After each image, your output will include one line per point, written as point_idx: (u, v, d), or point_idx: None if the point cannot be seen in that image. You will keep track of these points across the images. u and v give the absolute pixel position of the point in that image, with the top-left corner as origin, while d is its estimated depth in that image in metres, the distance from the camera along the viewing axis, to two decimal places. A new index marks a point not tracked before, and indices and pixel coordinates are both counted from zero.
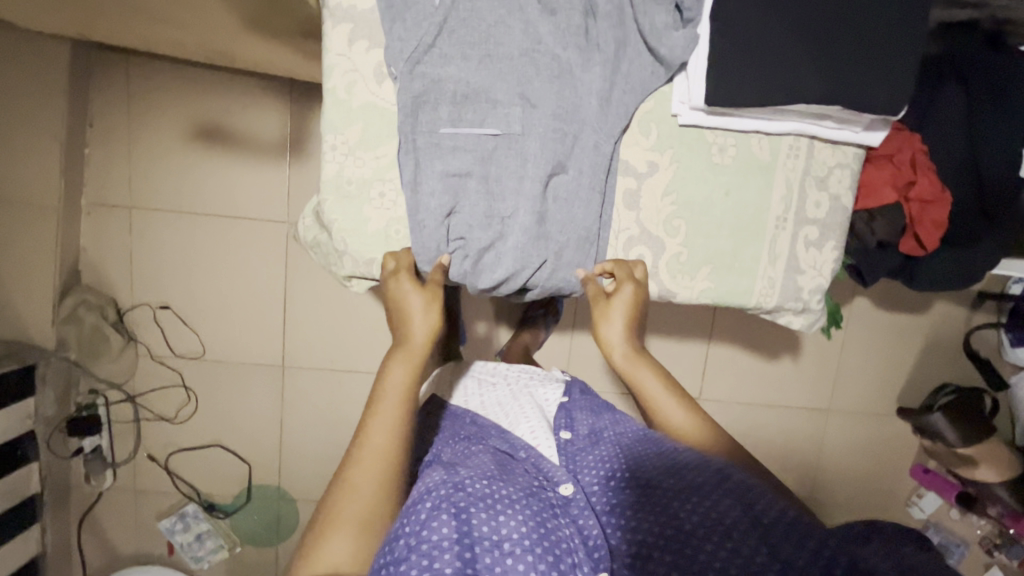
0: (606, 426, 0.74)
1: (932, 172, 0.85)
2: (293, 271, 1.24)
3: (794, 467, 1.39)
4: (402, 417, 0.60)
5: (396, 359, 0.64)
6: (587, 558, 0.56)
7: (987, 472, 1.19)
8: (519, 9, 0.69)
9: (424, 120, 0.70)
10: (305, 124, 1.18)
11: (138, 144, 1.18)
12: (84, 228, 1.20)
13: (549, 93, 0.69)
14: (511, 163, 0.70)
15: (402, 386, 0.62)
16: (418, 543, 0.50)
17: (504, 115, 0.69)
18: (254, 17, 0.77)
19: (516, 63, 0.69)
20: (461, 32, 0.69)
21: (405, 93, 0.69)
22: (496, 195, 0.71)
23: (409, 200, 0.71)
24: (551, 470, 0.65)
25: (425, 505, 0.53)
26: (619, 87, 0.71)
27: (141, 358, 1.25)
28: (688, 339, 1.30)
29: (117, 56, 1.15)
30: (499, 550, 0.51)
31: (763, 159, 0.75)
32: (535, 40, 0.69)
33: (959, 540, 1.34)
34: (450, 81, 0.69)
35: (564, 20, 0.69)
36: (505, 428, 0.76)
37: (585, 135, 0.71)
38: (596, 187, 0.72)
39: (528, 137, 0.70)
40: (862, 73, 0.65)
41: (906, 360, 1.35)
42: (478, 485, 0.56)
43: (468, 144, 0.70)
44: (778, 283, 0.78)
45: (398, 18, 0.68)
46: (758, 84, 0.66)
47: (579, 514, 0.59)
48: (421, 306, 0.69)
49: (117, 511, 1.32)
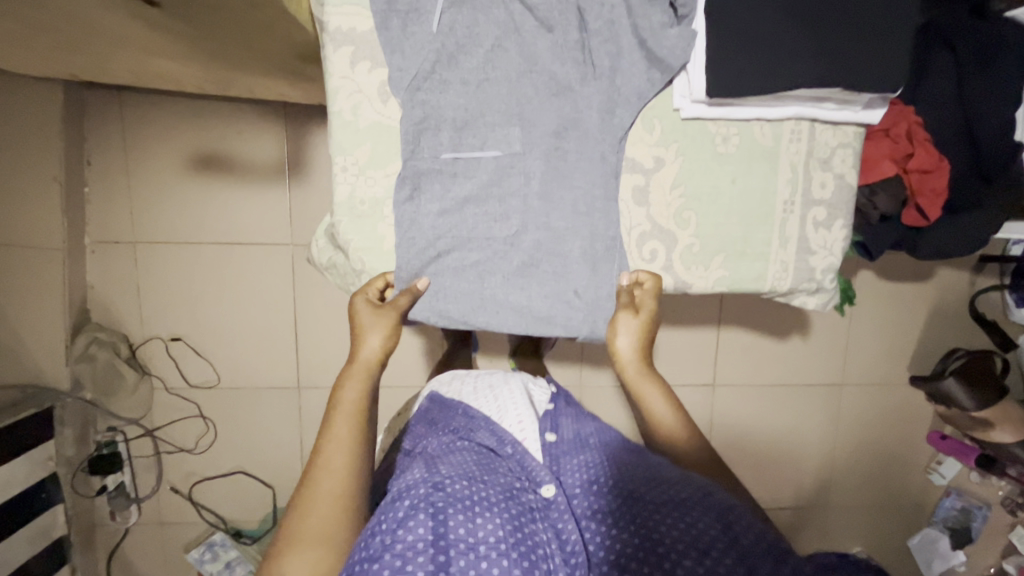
0: (590, 433, 0.76)
1: (929, 142, 0.86)
2: (302, 293, 1.24)
3: (813, 444, 1.39)
4: (355, 432, 0.64)
5: (350, 376, 0.68)
6: (564, 563, 0.55)
7: (1002, 433, 1.20)
8: (516, 30, 0.70)
9: (427, 145, 0.71)
10: (302, 145, 1.19)
11: (138, 179, 1.18)
12: (90, 267, 1.21)
13: (547, 111, 0.71)
14: (513, 182, 0.72)
15: (357, 399, 0.66)
16: (393, 543, 0.51)
17: (504, 136, 0.71)
18: (251, 47, 0.78)
19: (514, 85, 0.71)
20: (460, 58, 0.70)
21: (407, 121, 0.70)
22: (498, 217, 0.73)
23: (409, 219, 0.73)
24: (534, 470, 0.65)
25: (403, 505, 0.54)
26: (620, 97, 0.72)
27: (157, 391, 1.25)
28: (698, 327, 1.31)
29: (110, 94, 1.15)
30: (474, 553, 0.51)
31: (766, 145, 0.76)
32: (532, 59, 0.71)
33: (980, 502, 1.35)
34: (450, 107, 0.71)
35: (562, 37, 0.71)
36: (494, 419, 0.78)
37: (589, 146, 0.72)
38: (602, 200, 0.73)
39: (530, 155, 0.72)
40: (859, 55, 0.66)
41: (915, 329, 1.36)
42: (458, 487, 0.57)
43: (468, 167, 0.72)
44: (791, 265, 0.78)
45: (398, 47, 0.69)
46: (758, 72, 0.67)
47: (558, 518, 0.58)
48: (371, 325, 0.70)
49: (144, 546, 1.31)
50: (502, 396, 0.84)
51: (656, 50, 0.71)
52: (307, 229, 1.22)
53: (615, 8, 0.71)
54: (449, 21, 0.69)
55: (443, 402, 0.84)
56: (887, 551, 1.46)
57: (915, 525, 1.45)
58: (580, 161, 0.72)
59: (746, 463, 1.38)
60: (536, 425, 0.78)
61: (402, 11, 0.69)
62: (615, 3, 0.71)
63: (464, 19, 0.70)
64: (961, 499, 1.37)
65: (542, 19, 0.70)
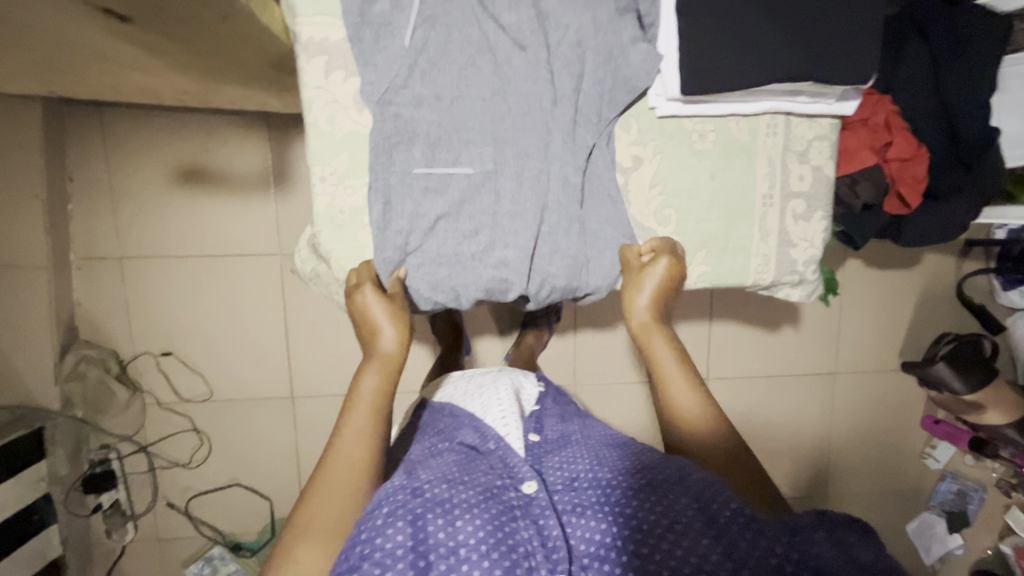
0: (575, 431, 0.75)
1: (907, 131, 0.87)
2: (292, 302, 1.24)
3: (807, 434, 1.40)
4: (375, 422, 0.62)
5: (369, 366, 0.65)
6: (546, 561, 0.54)
7: (994, 416, 1.21)
8: (490, 50, 0.70)
9: (398, 159, 0.71)
10: (285, 154, 1.18)
11: (122, 195, 1.17)
12: (76, 284, 1.20)
13: (517, 131, 0.71)
14: (484, 201, 0.72)
15: (374, 393, 0.63)
16: (372, 552, 0.51)
17: (477, 154, 0.71)
18: (228, 58, 0.78)
19: (487, 103, 0.70)
20: (433, 75, 0.70)
21: (379, 134, 0.70)
22: (468, 234, 0.72)
23: (376, 236, 0.71)
24: (516, 467, 0.64)
25: (381, 512, 0.54)
26: (584, 117, 0.72)
27: (149, 407, 1.25)
28: (689, 321, 1.32)
29: (90, 109, 1.14)
30: (454, 557, 0.51)
31: (743, 140, 0.76)
32: (505, 81, 0.70)
33: (975, 485, 1.37)
34: (423, 122, 0.70)
35: (534, 57, 0.70)
36: (478, 415, 0.77)
37: (556, 168, 0.72)
38: (573, 218, 0.73)
39: (502, 175, 0.71)
40: (829, 49, 0.67)
41: (904, 316, 1.37)
42: (437, 491, 0.57)
43: (439, 183, 0.71)
44: (772, 259, 0.79)
45: (372, 59, 0.69)
46: (732, 68, 0.67)
47: (540, 515, 0.57)
48: (383, 320, 0.67)
49: (141, 562, 1.30)
50: (487, 392, 0.82)
51: (623, 70, 0.71)
52: (293, 238, 1.22)
53: (584, 27, 0.70)
54: (423, 36, 0.69)
55: (434, 407, 0.84)
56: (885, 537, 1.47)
57: (913, 510, 1.46)
58: (557, 180, 0.72)
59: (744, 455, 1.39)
60: (520, 423, 0.75)
61: (375, 23, 0.69)
62: (583, 21, 0.70)
63: (438, 36, 0.69)
64: (957, 482, 1.39)
65: (515, 38, 0.70)
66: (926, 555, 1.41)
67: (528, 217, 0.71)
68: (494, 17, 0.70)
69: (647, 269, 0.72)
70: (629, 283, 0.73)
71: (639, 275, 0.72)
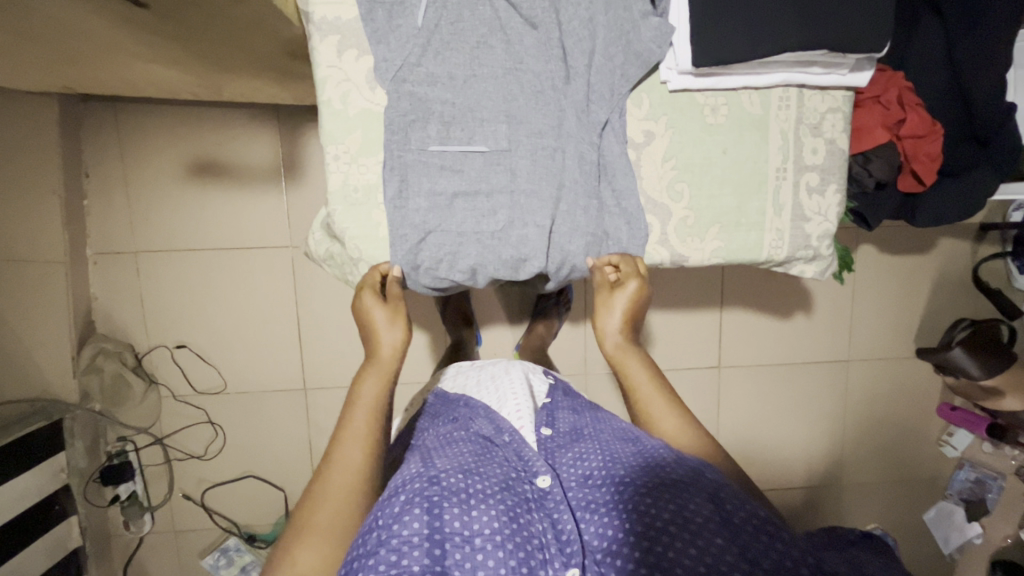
0: (587, 423, 0.73)
1: (920, 107, 0.86)
2: (304, 294, 1.25)
3: (821, 422, 1.39)
4: (371, 425, 0.63)
5: (368, 372, 0.67)
6: (559, 553, 0.54)
7: (1013, 401, 1.20)
8: (502, 28, 0.71)
9: (414, 137, 0.71)
10: (296, 147, 1.19)
11: (136, 190, 1.19)
12: (92, 278, 1.22)
13: (531, 109, 0.71)
14: (499, 178, 0.72)
15: (373, 397, 0.65)
16: (388, 538, 0.50)
17: (491, 132, 0.71)
18: (240, 45, 0.78)
19: (501, 82, 0.71)
20: (446, 54, 0.70)
21: (395, 112, 0.70)
22: (486, 212, 0.72)
23: (394, 214, 0.72)
24: (530, 461, 0.64)
25: (398, 499, 0.54)
26: (597, 94, 0.72)
27: (164, 399, 1.26)
28: (699, 309, 1.31)
29: (104, 104, 1.16)
30: (469, 546, 0.51)
31: (756, 114, 0.76)
32: (517, 59, 0.71)
33: (995, 473, 1.33)
34: (437, 100, 0.71)
35: (545, 35, 0.71)
36: (493, 408, 0.77)
37: (571, 146, 0.72)
38: (591, 194, 0.73)
39: (516, 153, 0.72)
40: (842, 17, 0.66)
41: (918, 301, 1.36)
42: (454, 480, 0.56)
43: (455, 161, 0.72)
44: (786, 234, 0.78)
45: (384, 39, 0.70)
46: (744, 39, 0.67)
47: (554, 508, 0.58)
48: (384, 324, 0.70)
49: (158, 554, 1.32)
50: (502, 384, 0.83)
51: (635, 44, 0.71)
52: (305, 230, 1.23)
53: (594, 4, 0.72)
54: (435, 16, 0.70)
55: (445, 396, 0.83)
56: (902, 526, 1.45)
57: (930, 500, 1.44)
58: (572, 158, 0.72)
59: (757, 444, 1.38)
60: (533, 417, 0.76)
61: (387, 3, 0.70)
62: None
63: (449, 15, 0.70)
64: (975, 470, 1.36)
65: (526, 17, 0.71)
66: (946, 546, 1.38)
67: (545, 195, 0.72)
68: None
69: (615, 290, 0.74)
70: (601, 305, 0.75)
71: (609, 296, 0.74)
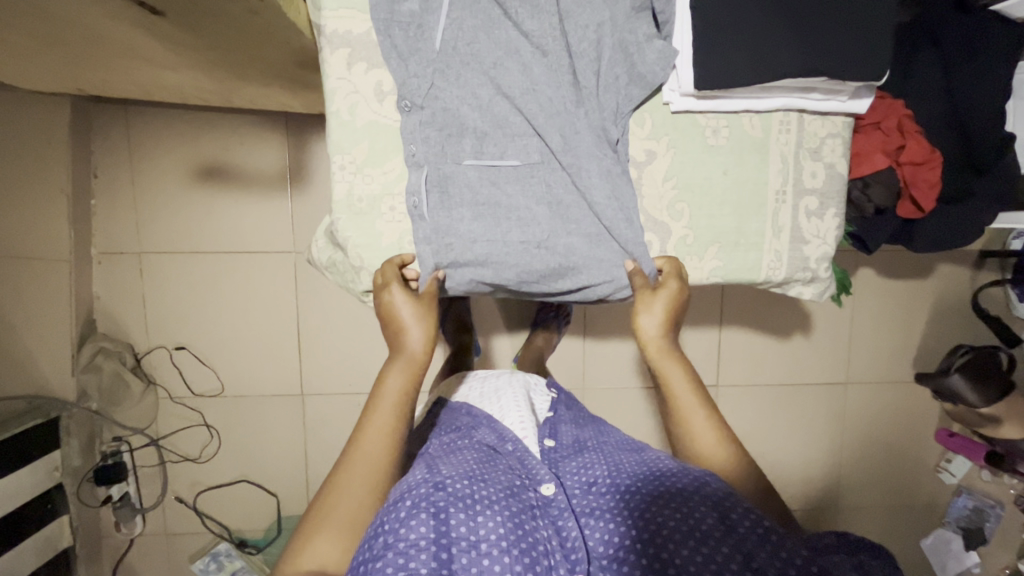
0: (591, 436, 0.74)
1: (919, 133, 0.87)
2: (305, 300, 1.25)
3: (817, 443, 1.38)
4: (398, 420, 0.64)
5: (396, 366, 0.67)
6: (565, 560, 0.54)
7: (1011, 430, 1.19)
8: (515, 52, 0.72)
9: (451, 150, 0.73)
10: (304, 153, 1.21)
11: (143, 192, 1.20)
12: (96, 278, 1.22)
13: (558, 126, 0.73)
14: (535, 190, 0.74)
15: (400, 391, 0.65)
16: (396, 542, 0.50)
17: (523, 146, 0.74)
18: (249, 53, 0.80)
19: (521, 101, 0.72)
20: (465, 75, 0.72)
21: (432, 126, 0.72)
22: (529, 222, 0.74)
23: (439, 224, 0.73)
24: (534, 468, 0.64)
25: (404, 505, 0.53)
26: (610, 113, 0.74)
27: (161, 400, 1.26)
28: (699, 326, 1.31)
29: (115, 107, 1.18)
30: (475, 551, 0.51)
31: (756, 136, 0.77)
32: (531, 81, 0.72)
33: (993, 501, 1.34)
34: (470, 116, 0.72)
35: (556, 61, 0.72)
36: (496, 417, 0.77)
37: (592, 161, 0.73)
38: (622, 212, 0.75)
39: (547, 167, 0.74)
40: (842, 45, 0.68)
41: (917, 326, 1.36)
42: (459, 486, 0.56)
43: (492, 175, 0.74)
44: (784, 256, 0.79)
45: (406, 57, 0.71)
46: (744, 64, 0.68)
47: (559, 515, 0.58)
48: (410, 322, 0.69)
49: (148, 557, 1.31)
50: (504, 395, 0.82)
51: (639, 66, 0.72)
52: (308, 236, 1.23)
53: (602, 24, 0.72)
54: (452, 38, 0.71)
55: (449, 406, 0.83)
56: (898, 554, 1.44)
57: (927, 527, 1.43)
58: (591, 175, 0.73)
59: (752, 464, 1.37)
60: (536, 429, 0.75)
61: (404, 22, 0.71)
62: (601, 19, 0.71)
63: (464, 37, 0.71)
64: (973, 498, 1.36)
65: (537, 45, 0.72)
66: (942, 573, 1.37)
67: (580, 204, 0.75)
68: (515, 22, 0.72)
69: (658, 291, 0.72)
70: (641, 305, 0.73)
71: (652, 296, 0.72)
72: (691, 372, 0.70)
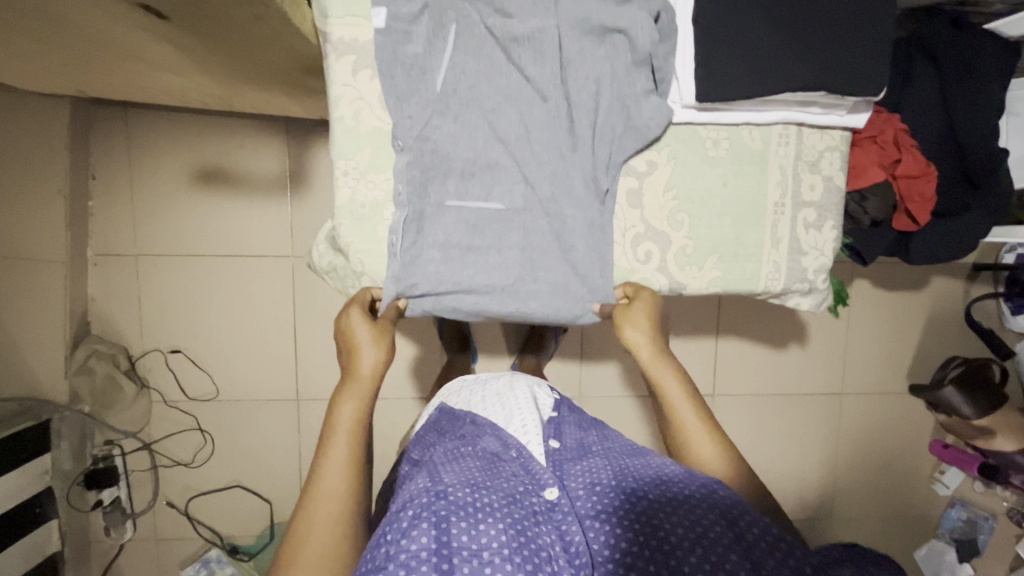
0: (595, 440, 0.73)
1: (915, 148, 0.89)
2: (302, 304, 1.25)
3: (812, 453, 1.39)
4: (353, 450, 0.64)
5: (346, 394, 0.69)
6: (568, 565, 0.54)
7: (1004, 442, 1.20)
8: (517, 96, 0.73)
9: (432, 192, 0.73)
10: (304, 158, 1.21)
11: (140, 195, 1.20)
12: (91, 279, 1.22)
13: (549, 174, 0.74)
14: (512, 235, 0.74)
15: (352, 419, 0.67)
16: (398, 553, 0.50)
17: (508, 190, 0.73)
18: (254, 59, 0.80)
19: (513, 147, 0.73)
20: (462, 117, 0.72)
21: (416, 166, 0.72)
22: (498, 266, 0.74)
23: (408, 261, 0.73)
24: (538, 474, 0.63)
25: (406, 514, 0.54)
26: (602, 163, 0.75)
27: (155, 404, 1.25)
28: (696, 335, 1.32)
29: (115, 109, 1.18)
30: (477, 560, 0.51)
31: (755, 148, 0.78)
32: (526, 127, 0.73)
33: (986, 513, 1.34)
34: (457, 160, 0.73)
35: (555, 107, 0.73)
36: (500, 424, 0.76)
37: (576, 207, 0.74)
38: (592, 262, 0.76)
39: (530, 213, 0.74)
40: (842, 61, 0.69)
41: (911, 337, 1.37)
42: (461, 494, 0.56)
43: (472, 217, 0.73)
44: (783, 266, 0.80)
45: (404, 97, 0.72)
46: (746, 78, 0.69)
47: (563, 520, 0.57)
48: (365, 344, 0.72)
49: (137, 563, 1.29)
50: (507, 399, 0.81)
51: (635, 120, 0.74)
52: (307, 241, 1.23)
53: (602, 75, 0.73)
54: (454, 81, 0.72)
55: (451, 413, 0.83)
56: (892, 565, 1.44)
57: (920, 538, 1.43)
58: (575, 221, 0.74)
59: None
60: (539, 430, 0.74)
61: (406, 64, 0.71)
62: (602, 69, 0.73)
63: (466, 81, 0.72)
64: (966, 509, 1.36)
65: (538, 88, 0.73)
66: None
67: (553, 248, 0.75)
68: (519, 68, 0.72)
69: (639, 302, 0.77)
70: (625, 320, 0.77)
71: (634, 309, 0.76)
72: (682, 377, 0.74)
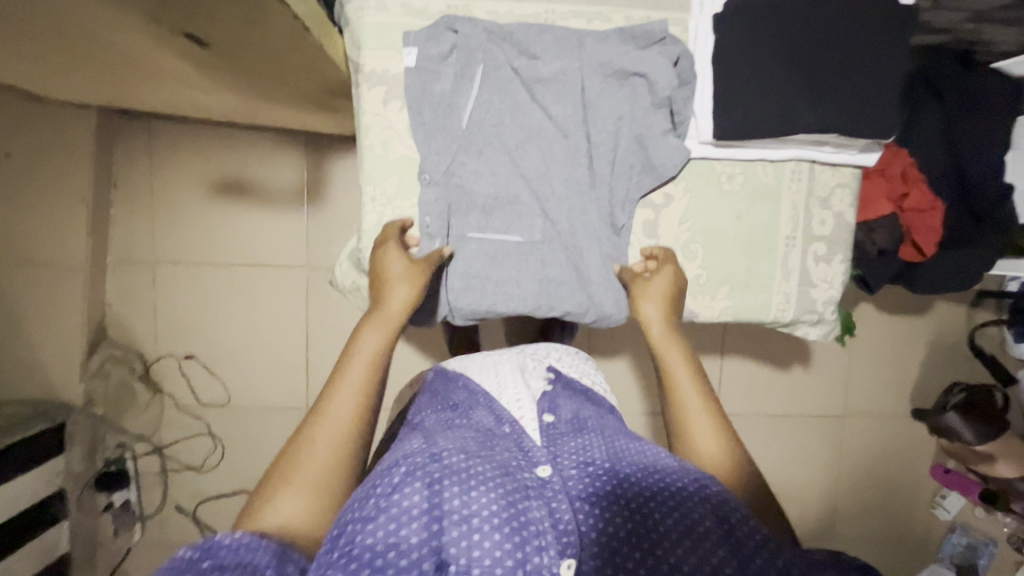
0: (591, 416, 0.68)
1: (924, 183, 0.93)
2: (314, 314, 1.27)
3: (814, 474, 1.40)
4: (371, 380, 0.59)
5: (372, 323, 0.64)
6: (556, 541, 0.50)
7: (1005, 468, 1.21)
8: (538, 135, 0.76)
9: (455, 224, 0.76)
10: (322, 172, 1.24)
11: (161, 205, 1.23)
12: (109, 285, 1.24)
13: (568, 209, 0.76)
14: (529, 267, 0.76)
15: (372, 350, 0.61)
16: (387, 506, 0.48)
17: (527, 225, 0.76)
18: (283, 81, 0.83)
19: (533, 183, 0.76)
20: (485, 152, 0.76)
21: (441, 199, 0.75)
22: (516, 296, 0.76)
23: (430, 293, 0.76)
24: (530, 451, 0.60)
25: (398, 470, 0.52)
26: (619, 200, 0.77)
27: (165, 410, 1.28)
28: (701, 354, 1.34)
29: (140, 122, 1.21)
30: (467, 525, 0.48)
31: (769, 184, 0.80)
32: (546, 164, 0.76)
33: (985, 538, 1.35)
34: (480, 195, 0.76)
35: (574, 144, 0.76)
36: (494, 394, 0.70)
37: (592, 243, 0.77)
38: (607, 292, 0.78)
39: (547, 247, 0.77)
40: (855, 102, 0.71)
41: (914, 362, 1.39)
42: (455, 459, 0.53)
43: (491, 248, 0.76)
44: (792, 298, 0.82)
45: (431, 134, 0.75)
46: (763, 119, 0.72)
47: (553, 496, 0.53)
48: (396, 280, 0.69)
49: (143, 566, 1.30)
50: (502, 370, 0.75)
51: (653, 157, 0.77)
52: (322, 253, 1.26)
53: (622, 117, 0.76)
54: (479, 119, 0.75)
55: (445, 373, 0.77)
56: None
57: (920, 561, 1.44)
58: (591, 257, 0.77)
59: None
60: (534, 405, 0.69)
61: (434, 101, 0.75)
62: (621, 113, 0.76)
63: (490, 118, 0.75)
64: (967, 535, 1.37)
65: (559, 127, 0.76)
66: None
67: (570, 280, 0.77)
68: (542, 107, 0.76)
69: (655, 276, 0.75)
70: (638, 293, 0.74)
71: (648, 284, 0.74)
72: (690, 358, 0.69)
